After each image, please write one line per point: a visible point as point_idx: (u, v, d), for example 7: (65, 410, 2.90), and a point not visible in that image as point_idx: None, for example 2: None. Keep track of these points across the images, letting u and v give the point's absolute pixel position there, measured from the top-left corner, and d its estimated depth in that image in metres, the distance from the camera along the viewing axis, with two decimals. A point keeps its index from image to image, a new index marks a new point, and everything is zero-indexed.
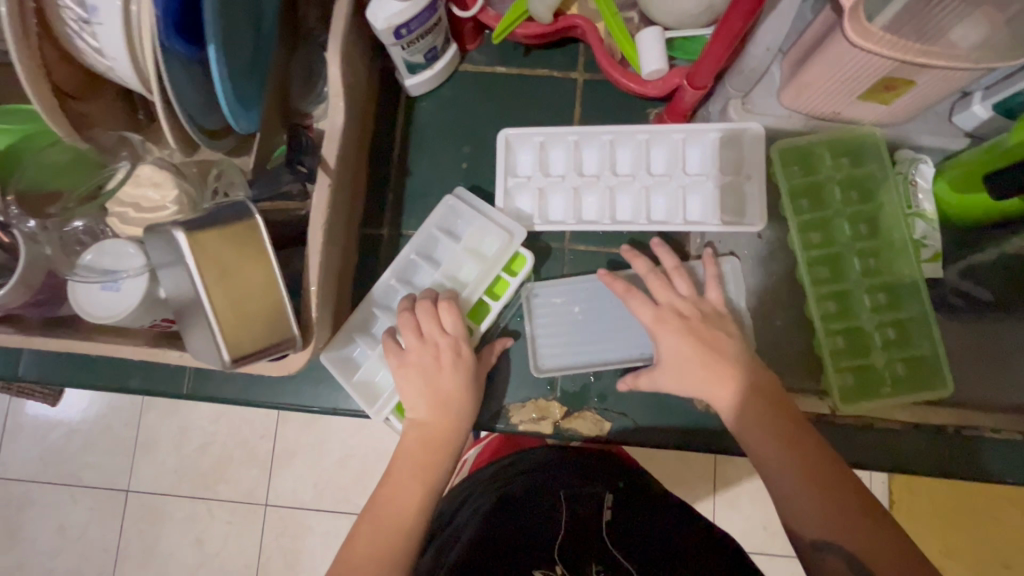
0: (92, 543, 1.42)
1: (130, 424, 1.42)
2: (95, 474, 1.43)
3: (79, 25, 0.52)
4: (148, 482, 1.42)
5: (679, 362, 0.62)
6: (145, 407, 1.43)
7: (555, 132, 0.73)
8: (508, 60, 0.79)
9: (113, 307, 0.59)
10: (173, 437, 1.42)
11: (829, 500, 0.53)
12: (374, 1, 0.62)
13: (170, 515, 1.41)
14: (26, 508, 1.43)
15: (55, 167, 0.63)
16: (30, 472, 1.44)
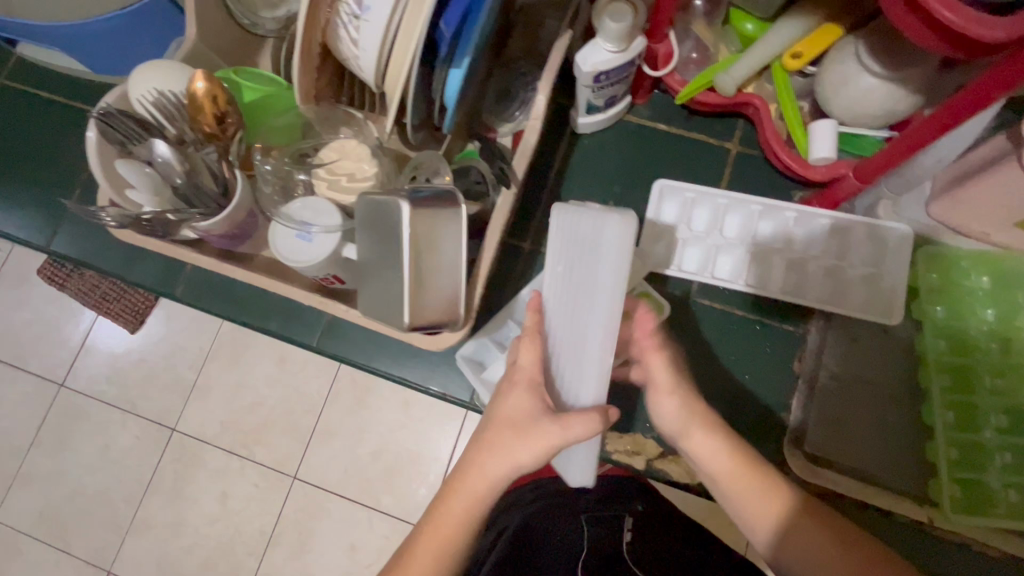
0: (128, 470, 1.47)
1: (193, 367, 1.46)
2: (148, 406, 1.47)
3: (350, 18, 0.63)
4: (193, 426, 1.45)
5: (718, 471, 0.58)
6: (211, 354, 1.46)
7: (706, 192, 0.78)
8: (671, 119, 0.86)
9: (305, 254, 0.66)
10: (227, 390, 1.45)
11: None
12: (587, 46, 0.69)
13: (204, 463, 1.44)
14: (79, 421, 1.49)
15: (282, 128, 0.74)
16: (90, 388, 1.49)
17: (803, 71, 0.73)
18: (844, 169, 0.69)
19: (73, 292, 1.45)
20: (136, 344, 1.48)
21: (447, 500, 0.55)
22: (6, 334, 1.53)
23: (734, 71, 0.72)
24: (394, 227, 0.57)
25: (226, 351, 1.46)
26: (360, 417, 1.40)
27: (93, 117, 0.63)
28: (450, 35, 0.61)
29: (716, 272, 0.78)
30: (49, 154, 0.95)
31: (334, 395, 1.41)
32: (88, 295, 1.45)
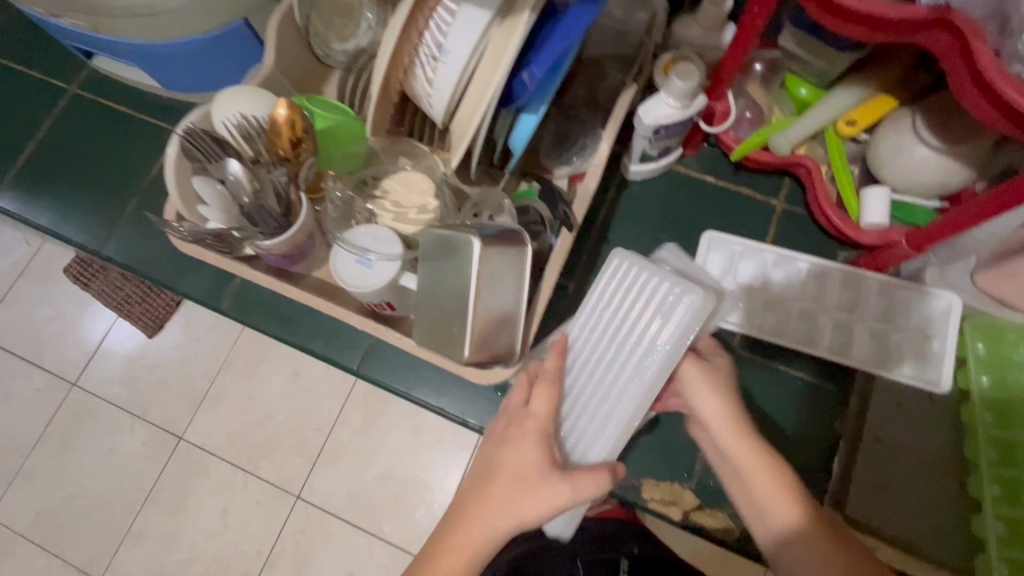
0: (131, 477, 1.45)
1: (206, 376, 1.46)
2: (158, 412, 1.46)
3: (428, 59, 0.67)
4: (201, 436, 1.44)
5: (734, 473, 0.59)
6: (225, 365, 1.46)
7: (753, 246, 0.80)
8: (718, 173, 0.88)
9: (365, 280, 0.68)
10: (237, 402, 1.44)
11: None
12: (649, 101, 0.72)
13: (208, 475, 1.42)
14: (88, 422, 1.48)
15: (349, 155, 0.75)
16: (104, 389, 1.49)
17: (856, 138, 0.75)
18: (896, 235, 0.70)
19: (98, 292, 1.50)
20: (153, 348, 1.49)
21: (464, 521, 0.54)
22: (27, 330, 1.54)
23: (790, 133, 0.75)
24: (464, 263, 0.58)
25: (242, 363, 1.46)
26: (367, 441, 1.39)
27: (178, 134, 0.66)
28: (532, 84, 0.62)
29: (760, 326, 0.78)
30: (108, 160, 0.99)
31: (345, 416, 1.40)
32: (112, 296, 1.49)
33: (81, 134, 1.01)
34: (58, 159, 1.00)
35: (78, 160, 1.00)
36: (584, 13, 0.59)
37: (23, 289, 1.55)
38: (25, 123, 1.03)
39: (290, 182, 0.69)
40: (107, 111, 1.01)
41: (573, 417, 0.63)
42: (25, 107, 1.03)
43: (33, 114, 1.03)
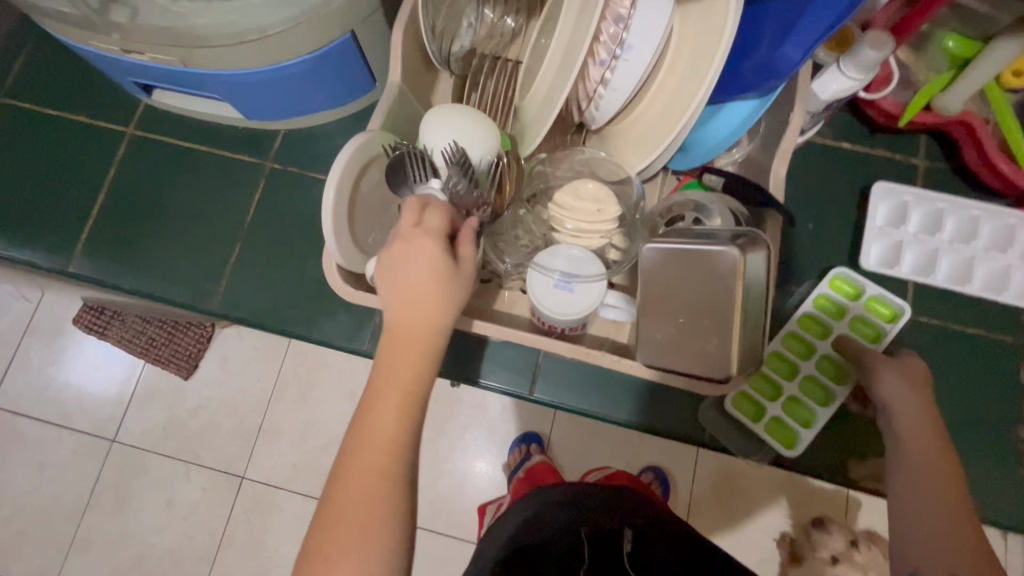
0: (201, 524, 1.16)
1: (256, 410, 1.18)
2: (210, 451, 1.18)
3: (608, 59, 0.62)
4: (263, 470, 1.17)
5: (917, 428, 0.60)
6: (275, 394, 1.18)
7: (925, 194, 0.78)
8: (855, 138, 0.85)
9: (569, 305, 0.64)
10: (296, 429, 1.18)
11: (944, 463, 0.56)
12: (822, 76, 0.69)
13: (281, 507, 1.15)
14: (135, 478, 1.18)
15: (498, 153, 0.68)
16: (147, 436, 1.19)
17: (1017, 89, 0.74)
18: None
19: (120, 340, 1.19)
20: (193, 390, 1.20)
21: (393, 349, 0.47)
22: (28, 396, 1.21)
23: (959, 90, 0.73)
24: (719, 274, 0.55)
25: (295, 386, 1.17)
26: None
27: (353, 147, 0.61)
28: (797, 58, 0.53)
29: (935, 277, 0.77)
30: (186, 207, 0.89)
31: None
32: (136, 343, 1.19)
33: (150, 180, 0.91)
34: (128, 211, 0.90)
35: (154, 213, 0.90)
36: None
37: (32, 350, 1.22)
38: (74, 177, 0.91)
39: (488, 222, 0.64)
40: (172, 147, 0.91)
41: (637, 58, 0.60)
42: (71, 159, 0.91)
43: (84, 160, 0.91)
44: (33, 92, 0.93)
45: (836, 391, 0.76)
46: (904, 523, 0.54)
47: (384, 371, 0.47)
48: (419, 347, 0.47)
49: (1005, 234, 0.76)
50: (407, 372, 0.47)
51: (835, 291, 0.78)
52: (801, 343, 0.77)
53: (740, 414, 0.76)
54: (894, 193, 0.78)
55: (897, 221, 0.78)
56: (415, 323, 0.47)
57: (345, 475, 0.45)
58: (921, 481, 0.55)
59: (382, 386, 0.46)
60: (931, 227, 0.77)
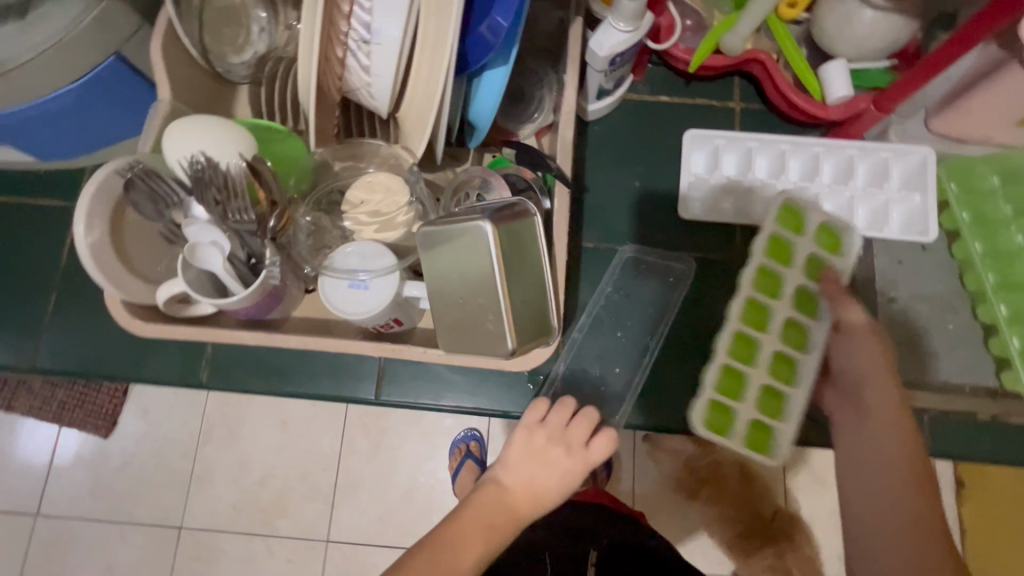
0: None
1: (186, 455, 1.08)
2: (143, 508, 1.07)
3: (359, 44, 0.59)
4: (201, 517, 1.07)
5: (889, 413, 0.54)
6: (202, 437, 1.08)
7: (734, 136, 0.78)
8: (671, 91, 0.85)
9: (365, 304, 0.61)
10: (231, 469, 1.08)
11: (920, 458, 0.52)
12: (598, 32, 0.69)
13: (226, 552, 1.06)
14: (61, 555, 1.07)
15: (275, 157, 0.66)
16: (77, 505, 1.08)
17: (798, 19, 0.75)
18: (863, 104, 0.71)
19: (27, 410, 1.09)
20: (116, 447, 1.08)
21: (468, 511, 0.51)
22: None
23: (742, 27, 0.72)
24: (479, 251, 0.53)
25: (222, 428, 1.09)
26: (374, 469, 1.08)
27: (99, 177, 0.58)
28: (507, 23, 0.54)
29: (751, 216, 0.78)
30: (3, 267, 0.83)
31: (349, 443, 1.07)
32: (45, 409, 1.10)
33: None
34: None
35: None
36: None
37: None
38: None
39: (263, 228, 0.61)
40: None
41: (384, 40, 0.57)
42: None
43: None
44: None
45: (804, 360, 0.63)
46: (857, 534, 0.51)
47: (456, 535, 0.49)
48: (500, 517, 0.51)
49: (812, 163, 0.77)
50: (479, 542, 0.49)
51: (781, 229, 0.66)
52: (755, 313, 0.65)
53: (712, 433, 0.61)
54: (705, 139, 0.79)
55: (713, 166, 0.79)
56: (517, 481, 0.53)
57: None
58: (891, 479, 0.51)
59: (449, 541, 0.49)
60: (743, 168, 0.79)
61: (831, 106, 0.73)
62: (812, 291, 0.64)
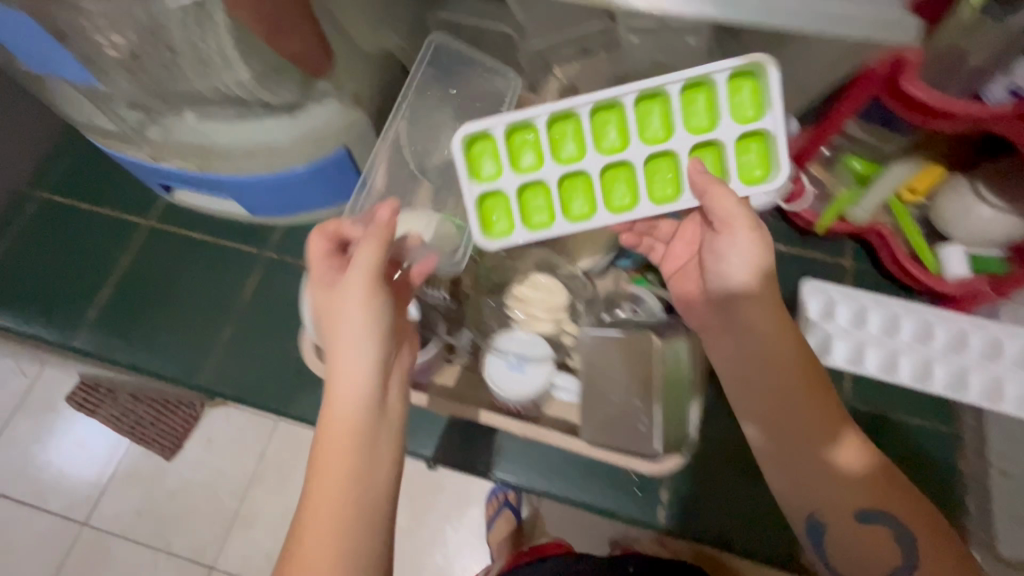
0: None
1: (234, 496, 1.16)
2: (186, 541, 1.16)
3: None
4: (234, 563, 1.13)
5: (805, 415, 0.60)
6: (253, 482, 1.16)
7: (849, 291, 0.86)
8: (787, 240, 0.96)
9: (521, 386, 0.71)
10: (271, 520, 1.14)
11: (882, 473, 0.60)
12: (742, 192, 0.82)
13: None
14: (102, 565, 1.16)
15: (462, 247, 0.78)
16: (115, 526, 1.18)
17: (916, 202, 0.86)
18: (981, 285, 0.80)
19: (107, 418, 1.19)
20: (172, 472, 1.20)
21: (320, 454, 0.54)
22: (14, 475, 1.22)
23: (865, 203, 0.85)
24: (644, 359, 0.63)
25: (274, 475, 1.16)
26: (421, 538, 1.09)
27: None
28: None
29: (864, 368, 0.84)
30: (192, 295, 0.99)
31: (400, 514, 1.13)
32: (123, 422, 1.18)
33: (160, 267, 1.01)
34: (138, 291, 0.99)
35: (158, 296, 0.99)
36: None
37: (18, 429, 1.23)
38: (96, 267, 1.02)
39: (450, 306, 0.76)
40: (186, 238, 1.03)
41: None
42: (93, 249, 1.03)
43: (107, 249, 1.03)
44: (67, 191, 1.06)
45: (677, 147, 0.58)
46: (785, 472, 0.61)
47: (320, 468, 0.54)
48: (347, 444, 0.54)
49: (923, 327, 0.83)
50: (333, 478, 0.53)
51: (724, 97, 0.56)
52: (651, 134, 0.59)
53: (484, 163, 0.60)
54: (821, 289, 0.87)
55: (826, 315, 0.86)
56: (341, 406, 0.56)
57: (310, 510, 0.52)
58: (807, 438, 0.60)
59: (315, 490, 0.53)
60: (855, 320, 0.85)
61: (950, 282, 0.82)
62: (676, 113, 0.58)
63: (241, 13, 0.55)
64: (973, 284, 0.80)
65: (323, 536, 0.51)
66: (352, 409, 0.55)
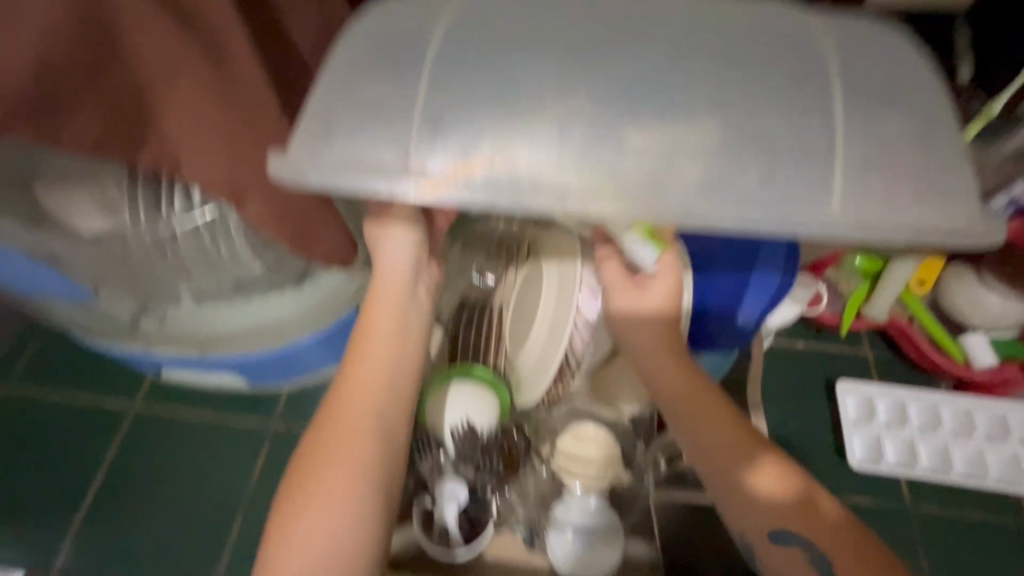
0: None
1: None
2: None
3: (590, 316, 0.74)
4: None
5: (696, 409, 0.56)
6: None
7: (883, 387, 0.86)
8: (805, 337, 0.95)
9: (589, 562, 0.66)
10: None
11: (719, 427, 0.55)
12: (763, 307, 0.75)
13: None
14: None
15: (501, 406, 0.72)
16: None
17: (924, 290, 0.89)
18: (1010, 372, 0.83)
19: None
20: None
21: (346, 388, 0.55)
22: None
23: (880, 300, 0.86)
24: None
25: None
26: None
27: None
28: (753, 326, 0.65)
29: (919, 468, 0.82)
30: (191, 483, 0.88)
31: None
32: None
33: (149, 456, 0.90)
34: (124, 488, 0.88)
35: (149, 490, 0.88)
36: (774, 270, 0.63)
37: None
38: (76, 464, 0.90)
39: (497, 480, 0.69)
40: (178, 418, 0.94)
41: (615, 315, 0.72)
42: (68, 445, 0.92)
43: (85, 443, 0.92)
44: (41, 379, 0.97)
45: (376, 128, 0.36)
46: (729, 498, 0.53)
47: (361, 337, 0.57)
48: (365, 422, 0.53)
49: (963, 417, 0.84)
50: (368, 378, 0.55)
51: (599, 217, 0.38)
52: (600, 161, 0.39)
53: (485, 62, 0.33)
54: (857, 390, 0.87)
55: (869, 415, 0.85)
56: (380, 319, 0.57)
57: (318, 451, 0.53)
58: (723, 446, 0.54)
59: (346, 399, 0.55)
60: (897, 418, 0.85)
61: (981, 370, 0.84)
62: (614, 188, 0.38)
63: (269, 231, 0.51)
64: (1000, 371, 0.83)
65: (340, 469, 0.51)
66: (375, 397, 0.55)
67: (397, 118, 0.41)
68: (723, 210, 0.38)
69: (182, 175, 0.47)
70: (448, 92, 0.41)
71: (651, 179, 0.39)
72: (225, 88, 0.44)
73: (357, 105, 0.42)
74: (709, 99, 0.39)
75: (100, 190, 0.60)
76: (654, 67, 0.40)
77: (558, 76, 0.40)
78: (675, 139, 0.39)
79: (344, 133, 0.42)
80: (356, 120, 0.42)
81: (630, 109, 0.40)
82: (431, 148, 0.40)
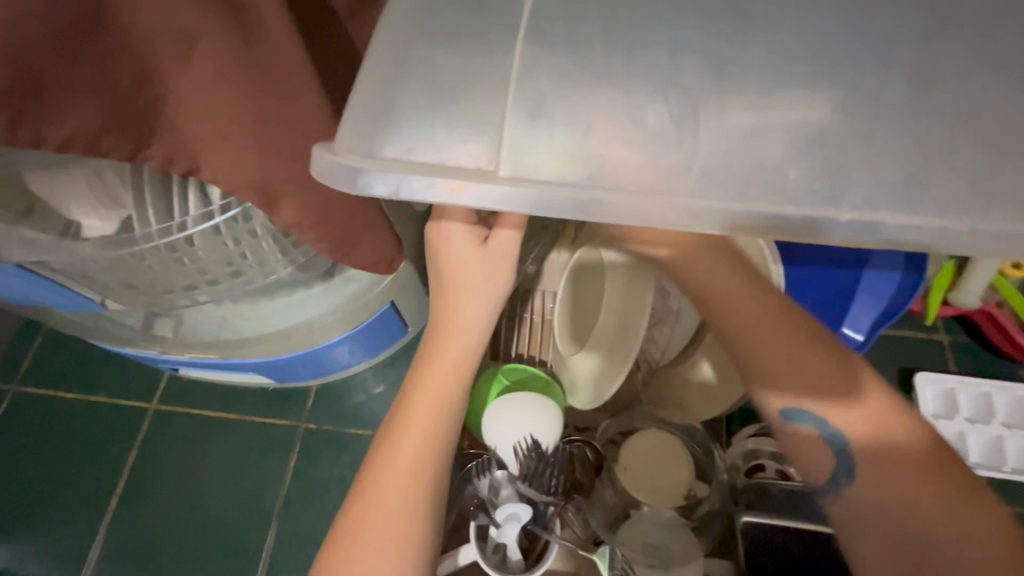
0: None
1: None
2: None
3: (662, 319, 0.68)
4: None
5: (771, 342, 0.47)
6: None
7: (966, 378, 0.79)
8: None
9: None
10: None
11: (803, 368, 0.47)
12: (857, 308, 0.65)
13: None
14: None
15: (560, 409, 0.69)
16: None
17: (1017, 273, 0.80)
18: None
19: None
20: None
21: (421, 384, 0.50)
22: None
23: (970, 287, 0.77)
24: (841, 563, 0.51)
25: None
26: None
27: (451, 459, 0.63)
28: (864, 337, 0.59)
29: (1006, 465, 0.76)
30: (217, 491, 0.82)
31: None
32: None
33: (171, 460, 0.84)
34: (145, 495, 0.82)
35: (172, 497, 0.82)
36: (891, 272, 0.59)
37: None
38: (90, 474, 0.84)
39: (562, 497, 0.62)
40: (198, 417, 0.87)
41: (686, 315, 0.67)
42: (82, 448, 0.85)
43: (100, 446, 0.85)
44: (46, 383, 0.90)
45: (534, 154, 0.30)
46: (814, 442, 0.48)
47: (440, 340, 0.50)
48: (433, 424, 0.50)
49: None
50: (444, 370, 0.50)
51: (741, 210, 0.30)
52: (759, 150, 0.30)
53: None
54: (937, 381, 0.80)
55: (951, 408, 0.79)
56: (449, 361, 0.50)
57: (387, 436, 0.50)
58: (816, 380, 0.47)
59: (412, 413, 0.50)
60: (981, 412, 0.78)
61: None
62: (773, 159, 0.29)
63: (307, 236, 0.44)
64: None
65: (401, 461, 0.49)
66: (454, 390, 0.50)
67: (487, 98, 0.31)
68: (930, 224, 0.29)
69: (202, 171, 0.38)
70: (553, 63, 0.31)
71: (839, 185, 0.30)
72: (257, 58, 0.36)
73: (429, 78, 0.32)
74: (908, 74, 0.30)
75: (97, 177, 0.48)
76: (833, 32, 0.31)
77: (706, 47, 0.31)
78: (865, 127, 0.30)
79: (417, 120, 0.32)
80: (429, 101, 0.32)
81: (803, 84, 0.30)
82: (530, 138, 0.31)
